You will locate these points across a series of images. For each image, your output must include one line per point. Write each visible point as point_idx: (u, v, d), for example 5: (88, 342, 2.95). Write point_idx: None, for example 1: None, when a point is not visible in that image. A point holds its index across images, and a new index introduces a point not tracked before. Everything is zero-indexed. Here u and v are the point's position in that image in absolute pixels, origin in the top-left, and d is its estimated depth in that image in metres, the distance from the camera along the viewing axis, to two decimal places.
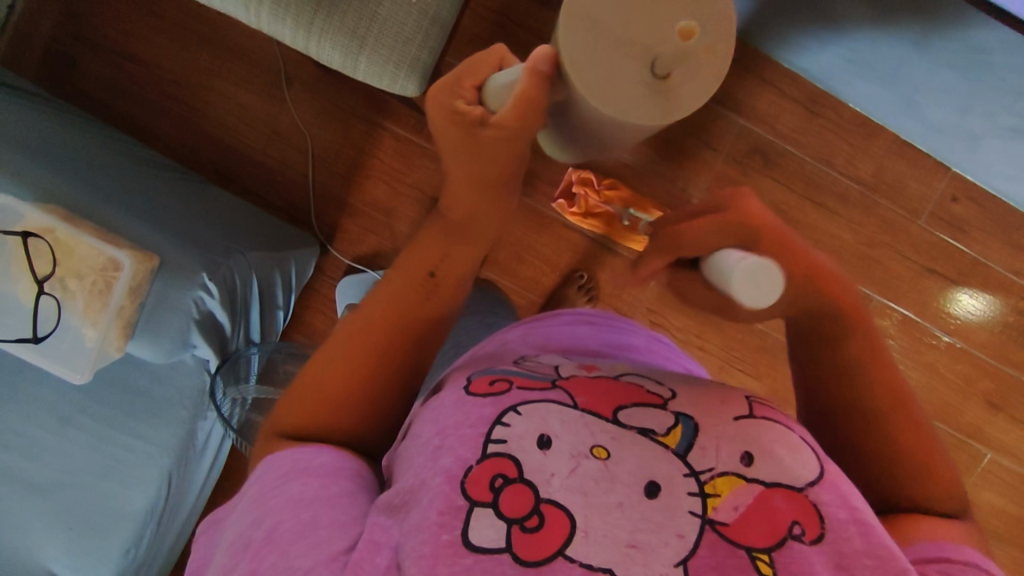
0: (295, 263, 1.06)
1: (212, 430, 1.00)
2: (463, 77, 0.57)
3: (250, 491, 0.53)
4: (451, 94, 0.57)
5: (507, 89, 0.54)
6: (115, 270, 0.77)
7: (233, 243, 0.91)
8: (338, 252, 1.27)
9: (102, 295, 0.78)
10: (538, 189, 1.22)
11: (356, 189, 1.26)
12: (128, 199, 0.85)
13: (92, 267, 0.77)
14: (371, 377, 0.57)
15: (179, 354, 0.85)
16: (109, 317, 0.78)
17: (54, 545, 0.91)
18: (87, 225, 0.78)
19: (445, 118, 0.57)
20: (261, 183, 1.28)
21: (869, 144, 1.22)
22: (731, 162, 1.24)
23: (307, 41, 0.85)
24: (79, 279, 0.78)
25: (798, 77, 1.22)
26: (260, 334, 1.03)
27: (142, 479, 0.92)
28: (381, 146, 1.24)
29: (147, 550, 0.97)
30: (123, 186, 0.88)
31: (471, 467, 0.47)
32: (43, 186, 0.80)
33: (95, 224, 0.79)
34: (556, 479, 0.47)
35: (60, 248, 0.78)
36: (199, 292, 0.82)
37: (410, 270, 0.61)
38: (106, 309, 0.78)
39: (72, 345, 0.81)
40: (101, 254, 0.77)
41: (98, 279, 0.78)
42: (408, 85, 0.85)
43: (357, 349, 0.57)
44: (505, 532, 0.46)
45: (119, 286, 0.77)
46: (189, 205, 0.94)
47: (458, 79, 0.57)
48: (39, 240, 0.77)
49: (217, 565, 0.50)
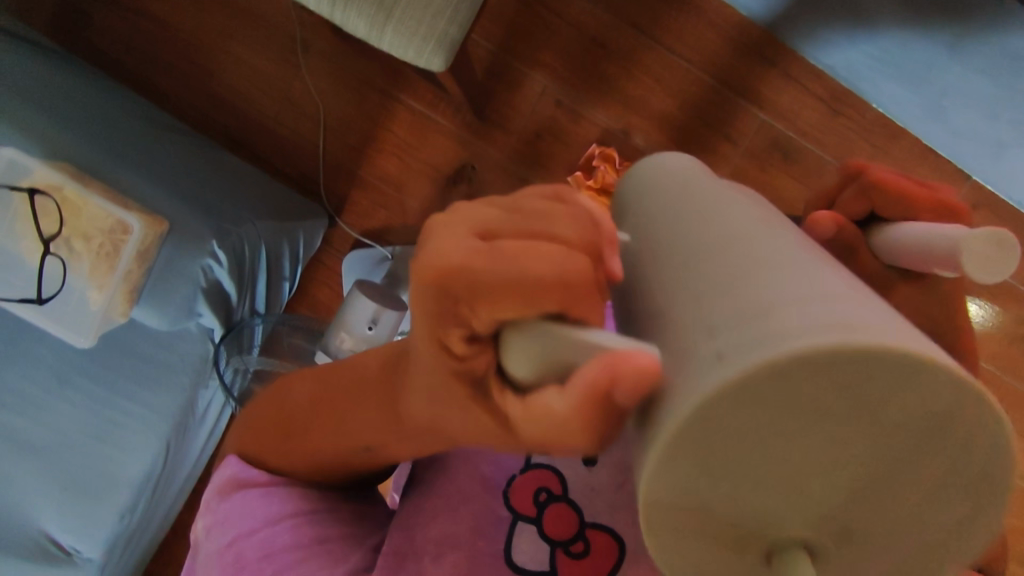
0: (304, 234, 1.04)
1: (213, 398, 1.00)
2: (481, 270, 0.26)
3: (219, 508, 0.57)
4: (443, 282, 0.27)
5: (544, 360, 0.27)
6: (124, 234, 0.75)
7: (243, 210, 0.89)
8: (347, 225, 1.25)
9: (110, 258, 0.76)
10: (552, 170, 1.22)
11: (368, 162, 1.23)
12: (138, 159, 0.83)
13: (99, 229, 0.76)
14: (299, 464, 0.54)
15: (184, 322, 0.84)
16: (117, 280, 0.76)
17: (49, 509, 0.90)
18: (97, 185, 0.76)
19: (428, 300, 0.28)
20: (272, 150, 1.25)
21: (889, 146, 1.18)
22: (749, 157, 1.21)
23: (332, 8, 0.83)
24: (86, 240, 0.76)
25: (822, 74, 1.18)
26: (265, 306, 1.02)
27: (141, 445, 0.91)
28: (395, 120, 1.21)
29: (142, 517, 0.97)
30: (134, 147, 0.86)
31: (514, 481, 0.54)
32: (53, 143, 0.78)
33: (104, 185, 0.77)
34: (598, 495, 0.51)
35: (67, 207, 0.76)
36: (208, 260, 0.80)
37: (352, 431, 0.46)
38: (114, 272, 0.76)
39: (77, 308, 0.80)
40: (109, 216, 0.75)
41: (105, 241, 0.76)
42: (432, 60, 0.82)
43: (294, 431, 0.52)
44: (550, 554, 0.51)
45: (127, 249, 0.75)
46: (200, 170, 0.91)
47: (468, 277, 0.27)
48: (46, 198, 0.75)
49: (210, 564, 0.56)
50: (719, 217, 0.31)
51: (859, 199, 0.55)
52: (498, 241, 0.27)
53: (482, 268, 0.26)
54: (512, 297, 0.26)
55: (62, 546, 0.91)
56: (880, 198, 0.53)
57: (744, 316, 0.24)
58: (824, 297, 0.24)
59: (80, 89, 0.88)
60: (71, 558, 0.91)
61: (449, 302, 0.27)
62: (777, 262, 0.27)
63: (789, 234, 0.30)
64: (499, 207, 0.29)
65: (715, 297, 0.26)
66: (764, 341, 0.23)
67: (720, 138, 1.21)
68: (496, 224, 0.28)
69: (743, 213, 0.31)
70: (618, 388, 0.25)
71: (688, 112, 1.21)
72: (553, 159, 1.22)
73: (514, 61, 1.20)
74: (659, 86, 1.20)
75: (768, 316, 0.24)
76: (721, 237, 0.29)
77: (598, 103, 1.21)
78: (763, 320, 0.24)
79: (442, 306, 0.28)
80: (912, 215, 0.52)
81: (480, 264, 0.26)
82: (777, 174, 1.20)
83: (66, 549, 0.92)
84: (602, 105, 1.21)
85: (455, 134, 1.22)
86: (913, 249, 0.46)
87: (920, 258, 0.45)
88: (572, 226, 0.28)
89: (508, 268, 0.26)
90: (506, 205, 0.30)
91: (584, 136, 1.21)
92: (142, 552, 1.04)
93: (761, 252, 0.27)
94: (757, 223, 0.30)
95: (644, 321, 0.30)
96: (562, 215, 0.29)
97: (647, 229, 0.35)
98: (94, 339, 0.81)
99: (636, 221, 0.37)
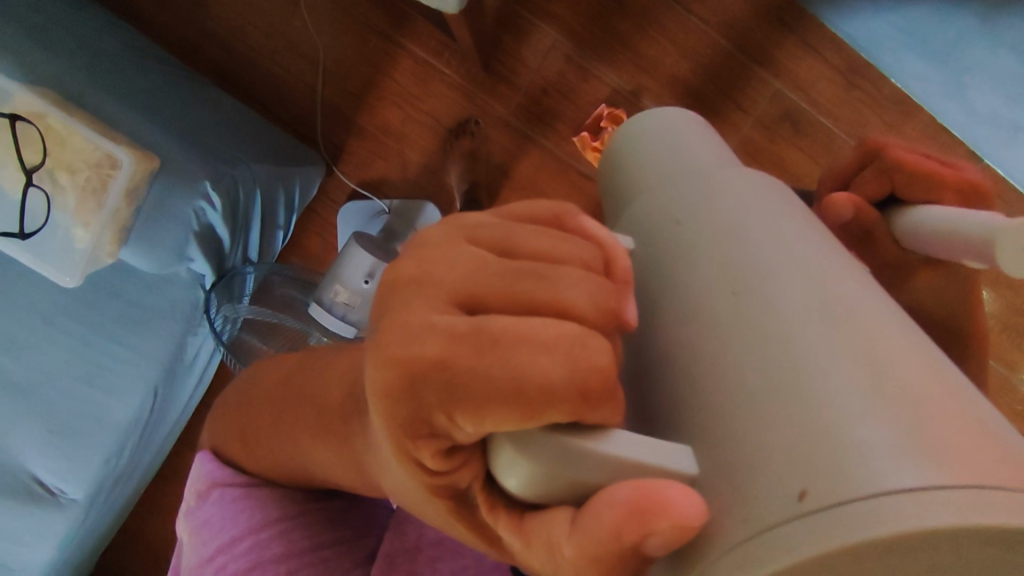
0: (301, 180, 1.00)
1: (203, 345, 0.98)
2: (465, 367, 0.28)
3: (236, 489, 0.68)
4: (415, 382, 0.29)
5: (557, 476, 0.29)
6: (112, 168, 0.71)
7: (237, 151, 0.86)
8: (344, 174, 1.22)
9: (98, 195, 0.72)
10: (556, 130, 1.18)
11: (368, 109, 1.19)
12: (125, 92, 0.78)
13: (86, 162, 0.71)
14: (277, 461, 0.65)
15: (173, 265, 0.82)
16: (104, 219, 0.73)
17: (33, 448, 0.88)
18: (84, 116, 0.72)
19: (397, 395, 0.29)
20: (267, 92, 1.20)
21: (905, 122, 1.14)
22: (758, 127, 1.18)
23: None
24: (72, 175, 0.72)
25: (842, 44, 1.14)
26: (257, 255, 0.99)
27: (129, 389, 0.90)
28: (397, 67, 1.16)
29: (129, 460, 0.96)
30: (123, 79, 0.81)
31: None
32: (36, 67, 0.73)
33: (91, 116, 0.73)
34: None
35: (51, 136, 0.71)
36: (200, 202, 0.78)
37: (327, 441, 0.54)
38: (100, 211, 0.73)
39: (62, 245, 0.77)
40: (97, 149, 0.71)
41: (92, 175, 0.72)
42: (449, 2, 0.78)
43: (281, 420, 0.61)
44: None
45: (115, 185, 0.71)
46: (192, 108, 0.87)
47: (454, 386, 0.28)
48: (28, 126, 0.70)
49: (217, 534, 0.68)
50: (806, 315, 0.31)
51: (880, 178, 0.52)
52: (484, 318, 0.29)
53: (465, 362, 0.28)
54: (505, 404, 0.28)
55: (48, 487, 0.90)
56: (903, 176, 0.51)
57: (841, 473, 0.26)
58: (932, 459, 0.25)
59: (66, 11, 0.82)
60: (57, 498, 0.90)
61: (424, 402, 0.29)
62: (860, 405, 0.27)
63: (885, 335, 0.31)
64: (488, 265, 0.31)
65: (805, 432, 0.27)
66: (864, 518, 0.24)
67: (731, 106, 1.18)
68: (483, 295, 0.30)
69: (836, 311, 0.31)
70: (623, 514, 0.28)
71: (701, 75, 1.17)
72: (558, 118, 1.18)
73: (525, 11, 1.14)
74: (672, 47, 1.16)
75: (868, 483, 0.25)
76: (811, 347, 0.30)
77: (608, 60, 1.16)
78: (863, 485, 0.25)
79: (412, 412, 0.30)
80: (936, 196, 0.50)
81: (466, 360, 0.28)
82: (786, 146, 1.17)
83: (52, 489, 0.90)
84: (613, 63, 1.16)
85: (459, 86, 1.17)
86: (942, 240, 0.45)
87: (948, 249, 0.44)
88: (573, 289, 0.31)
89: (502, 371, 0.28)
90: (496, 245, 0.33)
91: (593, 95, 1.17)
92: (129, 495, 1.04)
93: (857, 383, 0.28)
94: (848, 328, 0.30)
95: (706, 407, 0.31)
96: (559, 278, 0.31)
97: (710, 290, 0.35)
98: (79, 279, 0.78)
99: (694, 269, 0.36)
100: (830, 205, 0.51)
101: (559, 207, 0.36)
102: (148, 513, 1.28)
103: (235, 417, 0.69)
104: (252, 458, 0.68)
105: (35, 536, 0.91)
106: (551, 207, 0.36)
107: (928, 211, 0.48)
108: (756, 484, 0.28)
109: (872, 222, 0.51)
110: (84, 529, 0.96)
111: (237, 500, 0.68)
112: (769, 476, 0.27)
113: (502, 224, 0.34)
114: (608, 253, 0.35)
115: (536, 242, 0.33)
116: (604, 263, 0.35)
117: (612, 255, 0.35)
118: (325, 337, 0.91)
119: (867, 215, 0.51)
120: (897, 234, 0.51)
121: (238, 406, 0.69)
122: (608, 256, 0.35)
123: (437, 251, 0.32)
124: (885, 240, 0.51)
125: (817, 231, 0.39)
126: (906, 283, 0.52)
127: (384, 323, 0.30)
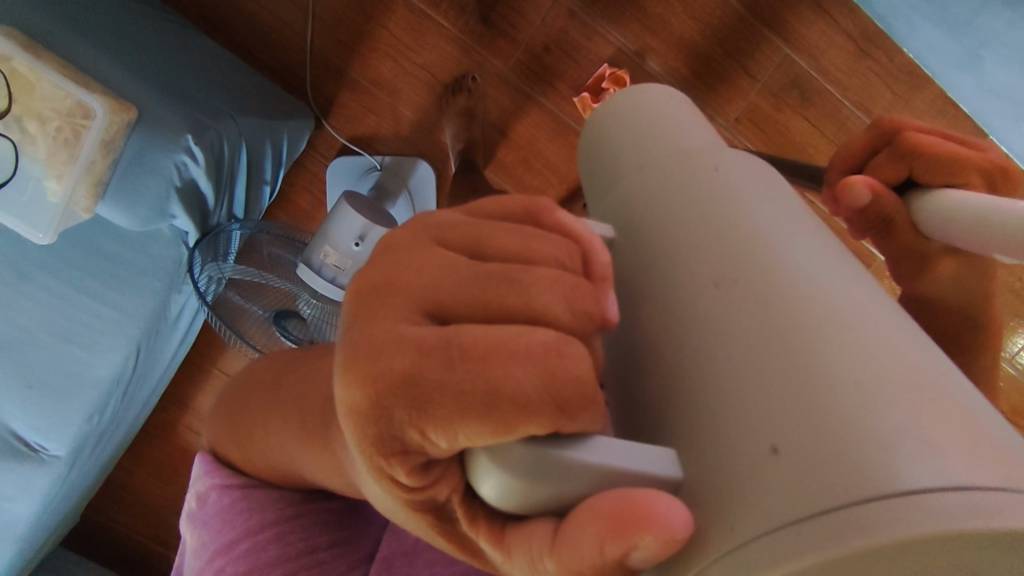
0: (289, 134, 0.95)
1: (186, 303, 0.96)
2: (436, 380, 0.27)
3: (234, 493, 0.69)
4: (388, 395, 0.27)
5: (537, 489, 0.29)
6: (85, 119, 0.67)
7: (220, 103, 0.81)
8: (334, 129, 1.17)
9: (71, 149, 0.68)
10: (556, 89, 1.14)
11: (360, 61, 1.13)
12: (99, 36, 0.73)
13: (57, 111, 0.67)
14: (259, 441, 0.64)
15: (154, 222, 0.79)
16: (78, 170, 0.69)
17: (11, 402, 0.86)
18: (52, 59, 0.66)
19: (366, 414, 0.28)
20: (255, 39, 1.14)
21: (912, 95, 1.14)
22: (766, 94, 1.16)
23: None
24: (42, 125, 0.68)
25: (857, 9, 1.11)
26: (244, 212, 0.95)
27: (109, 347, 0.87)
28: (392, 17, 1.10)
29: (112, 418, 0.94)
30: (98, 21, 0.75)
31: None
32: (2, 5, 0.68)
33: (61, 61, 0.67)
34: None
35: (17, 81, 0.66)
36: (182, 156, 0.74)
37: (314, 421, 0.52)
38: (74, 162, 0.68)
39: (34, 198, 0.73)
40: (66, 96, 0.66)
41: (64, 125, 0.67)
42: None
43: (276, 398, 0.60)
44: None
45: (90, 135, 0.67)
46: (173, 54, 0.81)
47: (423, 402, 0.27)
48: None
49: (219, 543, 0.69)
50: (791, 306, 0.30)
51: (896, 163, 0.50)
52: (454, 331, 0.27)
53: (434, 375, 0.27)
54: (479, 419, 0.26)
55: (30, 444, 0.89)
56: (921, 162, 0.49)
57: (839, 473, 0.24)
58: (935, 454, 0.24)
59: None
60: (39, 455, 0.89)
61: (396, 418, 0.28)
62: (860, 391, 0.26)
63: (874, 327, 0.29)
64: (457, 269, 0.30)
65: (811, 422, 0.26)
66: (869, 520, 0.23)
67: (736, 70, 1.15)
68: (452, 303, 0.29)
69: (834, 298, 0.30)
70: (604, 526, 0.27)
71: (709, 37, 1.13)
72: (559, 77, 1.13)
73: None
74: (682, 6, 1.12)
75: (870, 482, 0.24)
76: (800, 340, 0.29)
77: (615, 18, 1.11)
78: (865, 485, 0.24)
79: (382, 429, 0.28)
80: (958, 175, 0.49)
81: (436, 374, 0.27)
82: (792, 115, 1.17)
83: (34, 446, 0.89)
84: (619, 20, 1.11)
85: (457, 40, 1.12)
86: (967, 227, 0.42)
87: (974, 239, 0.41)
88: (547, 293, 0.29)
89: (475, 385, 0.26)
90: (468, 246, 0.32)
91: (597, 54, 1.12)
92: (113, 453, 1.03)
93: (851, 376, 0.27)
94: (837, 318, 0.29)
95: (691, 407, 0.30)
96: (534, 281, 0.29)
97: (693, 278, 0.33)
98: (53, 236, 0.75)
99: (687, 246, 0.34)
100: (844, 187, 0.50)
101: (532, 198, 0.35)
102: (136, 467, 1.28)
103: (231, 405, 0.69)
104: (248, 458, 0.68)
105: (18, 492, 0.90)
106: (523, 200, 0.34)
107: (959, 194, 0.45)
108: (746, 484, 0.26)
109: (890, 205, 0.49)
110: (67, 486, 0.94)
111: (236, 502, 0.69)
112: (768, 473, 0.26)
113: (473, 223, 0.32)
114: (586, 248, 0.33)
115: (509, 242, 0.31)
116: (583, 259, 0.33)
117: (589, 249, 0.33)
118: (314, 301, 0.82)
119: (884, 198, 0.49)
120: (916, 217, 0.48)
121: (242, 384, 0.70)
122: (586, 251, 0.33)
123: (407, 257, 0.31)
124: (905, 226, 0.49)
125: (809, 216, 0.38)
126: (930, 268, 0.52)
127: (356, 329, 0.30)
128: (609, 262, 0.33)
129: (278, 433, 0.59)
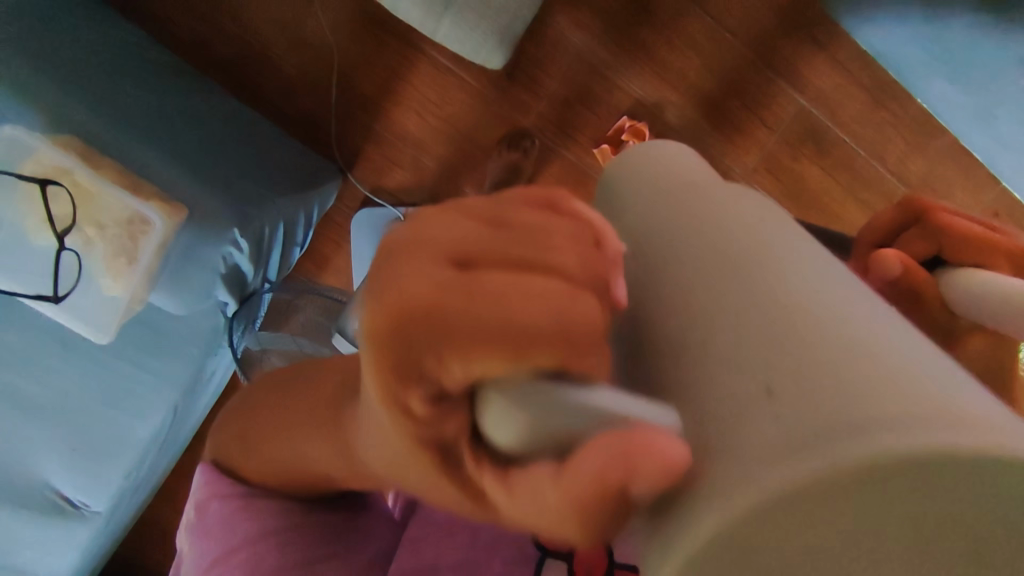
0: (319, 200, 0.97)
1: (219, 362, 0.98)
2: (454, 313, 0.23)
3: (232, 502, 0.67)
4: (403, 320, 0.23)
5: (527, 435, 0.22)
6: (143, 226, 0.68)
7: (260, 186, 0.83)
8: (358, 180, 1.19)
9: (131, 253, 0.69)
10: (576, 140, 1.16)
11: (385, 116, 1.15)
12: (150, 130, 0.75)
13: (117, 220, 0.68)
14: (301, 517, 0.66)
15: (204, 304, 0.82)
16: (138, 275, 0.69)
17: (53, 464, 0.88)
18: (111, 171, 0.69)
19: (384, 335, 0.24)
20: (281, 95, 1.15)
21: (926, 144, 1.16)
22: (782, 145, 1.18)
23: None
24: (101, 231, 0.69)
25: (871, 62, 1.14)
26: (277, 274, 0.97)
27: (149, 410, 0.89)
28: (416, 72, 1.12)
29: (148, 471, 0.97)
30: (133, 104, 0.77)
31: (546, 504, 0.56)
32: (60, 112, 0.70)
33: (114, 163, 0.70)
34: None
35: (79, 194, 0.68)
36: (229, 248, 0.76)
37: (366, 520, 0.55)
38: (134, 268, 0.69)
39: (95, 302, 0.73)
40: (125, 206, 0.68)
41: (122, 233, 0.69)
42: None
43: (294, 423, 0.56)
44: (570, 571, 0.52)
45: (148, 242, 0.68)
46: (213, 132, 0.84)
47: (440, 324, 0.23)
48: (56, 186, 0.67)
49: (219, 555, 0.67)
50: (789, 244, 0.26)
51: (926, 240, 0.48)
52: (474, 272, 0.24)
53: (455, 309, 0.23)
54: (490, 341, 0.22)
55: (70, 500, 0.92)
56: (952, 241, 0.47)
57: (854, 402, 0.20)
58: (930, 388, 0.21)
59: (83, 25, 0.79)
60: (78, 511, 0.92)
61: (410, 341, 0.23)
62: (858, 320, 0.23)
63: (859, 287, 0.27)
64: (469, 226, 0.26)
65: (807, 342, 0.22)
66: (867, 440, 0.19)
67: (753, 120, 1.17)
68: (474, 248, 0.25)
69: (817, 252, 0.27)
70: (635, 480, 0.21)
71: (726, 90, 1.16)
72: (579, 130, 1.16)
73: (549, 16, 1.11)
74: (699, 59, 1.14)
75: (878, 403, 0.20)
76: (785, 273, 0.25)
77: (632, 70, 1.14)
78: (877, 409, 0.20)
79: (399, 359, 0.24)
80: (987, 265, 0.46)
81: (456, 308, 0.23)
82: (808, 166, 1.19)
83: (72, 502, 0.92)
84: (638, 76, 1.15)
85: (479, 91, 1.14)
86: (999, 307, 0.38)
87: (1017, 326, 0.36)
88: (563, 251, 0.25)
89: (491, 312, 0.22)
90: (486, 215, 0.27)
91: (615, 106, 1.15)
92: (145, 499, 1.06)
93: (840, 308, 0.23)
94: (822, 261, 0.26)
95: (670, 347, 0.25)
96: (552, 239, 0.25)
97: (690, 212, 0.29)
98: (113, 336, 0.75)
99: (690, 191, 0.30)
100: (873, 261, 0.47)
101: (550, 191, 0.29)
102: (164, 506, 1.31)
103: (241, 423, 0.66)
104: (250, 464, 0.66)
105: (59, 546, 0.93)
106: (540, 188, 0.29)
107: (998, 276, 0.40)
108: (743, 419, 0.21)
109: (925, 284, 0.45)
110: (105, 535, 0.98)
111: (236, 511, 0.66)
112: (766, 402, 0.21)
113: (492, 202, 0.28)
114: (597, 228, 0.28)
115: (529, 215, 0.27)
116: (594, 239, 0.27)
117: (602, 230, 0.28)
118: None
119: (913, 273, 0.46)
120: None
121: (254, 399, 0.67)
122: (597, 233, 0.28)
123: (429, 218, 0.27)
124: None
125: None
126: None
127: (374, 284, 0.26)
128: (623, 252, 0.28)
129: (298, 463, 0.59)
